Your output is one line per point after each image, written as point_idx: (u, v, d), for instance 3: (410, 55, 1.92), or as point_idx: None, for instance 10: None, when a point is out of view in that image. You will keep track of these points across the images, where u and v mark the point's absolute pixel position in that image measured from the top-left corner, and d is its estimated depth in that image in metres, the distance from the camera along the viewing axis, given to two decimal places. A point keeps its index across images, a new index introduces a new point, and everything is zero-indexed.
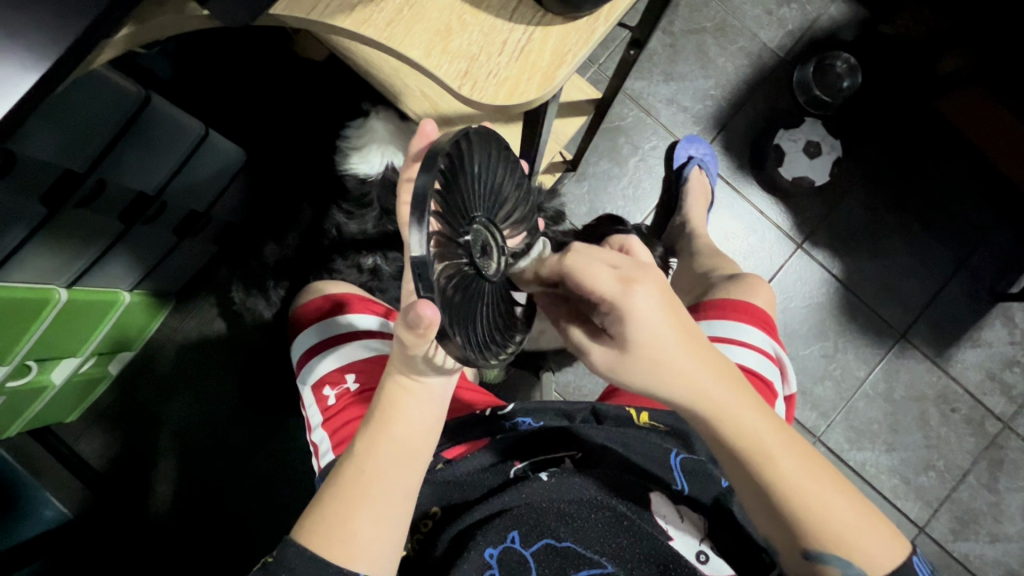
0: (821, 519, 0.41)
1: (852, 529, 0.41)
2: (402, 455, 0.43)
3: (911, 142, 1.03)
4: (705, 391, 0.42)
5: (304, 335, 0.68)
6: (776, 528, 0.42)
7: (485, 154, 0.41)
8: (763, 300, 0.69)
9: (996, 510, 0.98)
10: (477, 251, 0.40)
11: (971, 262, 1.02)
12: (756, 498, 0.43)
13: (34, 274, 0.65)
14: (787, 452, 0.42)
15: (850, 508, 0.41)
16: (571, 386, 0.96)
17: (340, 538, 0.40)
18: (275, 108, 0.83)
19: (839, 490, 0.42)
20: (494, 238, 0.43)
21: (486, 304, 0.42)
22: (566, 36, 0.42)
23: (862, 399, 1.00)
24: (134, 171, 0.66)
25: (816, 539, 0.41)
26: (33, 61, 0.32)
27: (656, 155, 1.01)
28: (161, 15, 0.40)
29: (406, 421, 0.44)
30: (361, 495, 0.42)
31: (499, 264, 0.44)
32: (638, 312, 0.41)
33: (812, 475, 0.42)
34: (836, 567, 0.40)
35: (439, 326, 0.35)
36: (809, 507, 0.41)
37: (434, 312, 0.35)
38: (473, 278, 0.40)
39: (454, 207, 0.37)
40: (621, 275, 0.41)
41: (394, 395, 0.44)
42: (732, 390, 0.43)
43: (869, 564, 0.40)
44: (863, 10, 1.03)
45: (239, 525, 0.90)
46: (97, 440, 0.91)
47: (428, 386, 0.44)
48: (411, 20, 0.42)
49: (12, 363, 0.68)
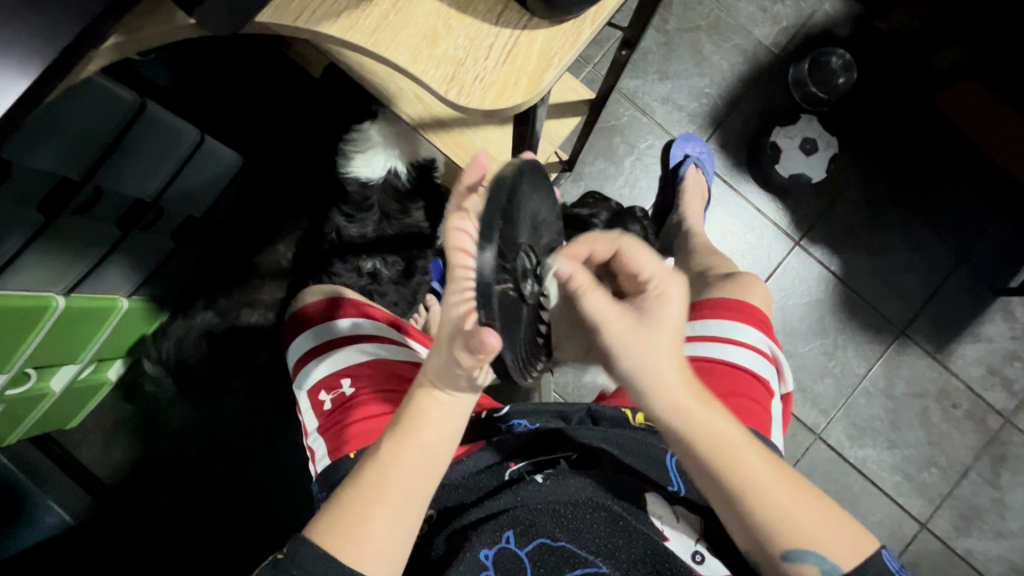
0: (790, 521, 0.41)
1: (818, 526, 0.41)
2: (427, 463, 0.43)
3: (908, 137, 1.02)
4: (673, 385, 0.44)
5: (300, 340, 0.68)
6: (748, 532, 0.43)
7: (532, 185, 0.42)
8: (758, 299, 0.69)
9: (999, 506, 0.97)
10: (521, 276, 0.41)
11: (970, 257, 1.02)
12: (725, 501, 0.43)
13: (33, 281, 0.65)
14: (756, 453, 0.43)
15: (816, 508, 0.42)
16: (571, 387, 0.96)
17: (353, 540, 0.40)
18: (275, 117, 0.84)
19: (806, 493, 0.43)
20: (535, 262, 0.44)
21: (526, 325, 0.43)
22: (553, 39, 0.42)
23: (863, 396, 0.99)
24: (128, 179, 0.66)
25: (786, 538, 0.41)
26: (17, 73, 0.32)
27: (653, 154, 1.01)
28: (148, 24, 0.40)
29: (434, 431, 0.43)
30: (378, 499, 0.41)
31: (538, 287, 0.44)
32: (666, 296, 0.45)
33: (778, 476, 0.43)
34: (813, 563, 0.41)
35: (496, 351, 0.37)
36: (778, 507, 0.42)
37: (496, 339, 0.36)
38: (518, 303, 0.40)
39: (508, 231, 0.39)
40: (667, 266, 0.46)
41: (425, 405, 0.43)
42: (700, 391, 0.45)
43: (840, 559, 0.41)
44: (859, 6, 1.02)
45: (241, 529, 0.90)
46: (99, 445, 0.92)
47: (460, 400, 0.44)
48: (397, 26, 0.42)
49: (12, 370, 0.69)
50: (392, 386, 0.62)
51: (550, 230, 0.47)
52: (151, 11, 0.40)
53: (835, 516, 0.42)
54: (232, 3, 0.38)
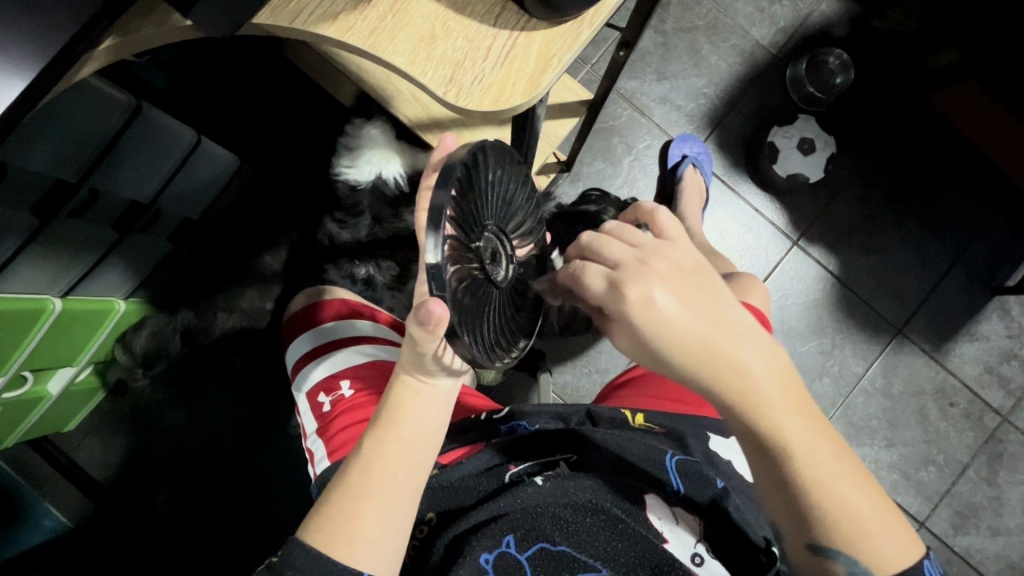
0: (844, 519, 0.39)
1: (872, 529, 0.39)
2: (410, 455, 0.43)
3: (905, 137, 1.03)
4: (754, 381, 0.38)
5: (299, 342, 0.68)
6: (789, 518, 0.40)
7: (500, 167, 0.42)
8: (758, 300, 0.69)
9: (996, 504, 0.98)
10: (487, 257, 0.41)
11: (967, 256, 1.02)
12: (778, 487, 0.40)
13: (27, 283, 0.65)
14: (822, 449, 0.39)
15: (872, 505, 0.39)
16: (570, 387, 0.96)
17: (345, 538, 0.40)
18: (279, 123, 0.87)
19: (864, 487, 0.39)
20: (502, 246, 0.44)
21: (495, 309, 0.42)
22: (551, 41, 0.42)
23: (861, 395, 0.99)
24: (125, 180, 0.66)
25: (829, 534, 0.39)
26: (13, 76, 0.32)
27: (650, 154, 1.01)
28: (143, 26, 0.40)
29: (415, 423, 0.44)
30: (363, 495, 0.41)
31: (508, 271, 0.44)
32: (655, 319, 0.37)
33: (844, 464, 0.40)
34: (843, 563, 0.39)
35: (449, 325, 0.36)
36: (833, 503, 0.39)
37: (443, 309, 0.35)
38: (484, 284, 0.40)
39: (470, 210, 0.38)
40: (615, 279, 0.38)
41: (403, 398, 0.44)
42: (781, 378, 0.39)
43: (880, 565, 0.38)
44: (856, 6, 1.02)
45: (239, 530, 0.90)
46: (96, 448, 0.91)
47: (436, 388, 0.45)
48: (395, 27, 0.41)
49: (8, 374, 0.68)
50: None
51: (526, 217, 0.47)
52: (146, 13, 0.40)
53: (890, 516, 0.40)
54: (229, 5, 0.38)
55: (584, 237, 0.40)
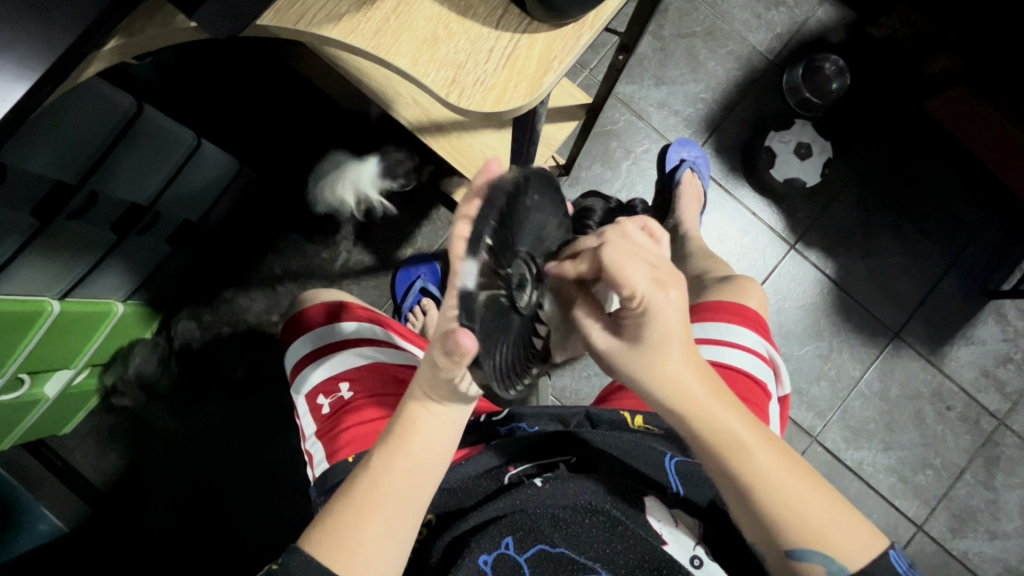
0: (800, 518, 0.39)
1: (830, 525, 0.39)
2: (417, 472, 0.43)
3: (901, 142, 1.04)
4: (690, 388, 0.41)
5: (298, 344, 0.68)
6: (754, 527, 0.41)
7: (536, 194, 0.41)
8: (755, 302, 0.70)
9: (993, 507, 0.98)
10: (514, 284, 0.40)
11: (962, 261, 1.03)
12: (736, 497, 0.41)
13: (24, 285, 0.64)
14: (766, 450, 0.41)
15: (827, 501, 0.40)
16: (568, 390, 0.96)
17: (346, 550, 0.40)
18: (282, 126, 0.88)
19: (813, 482, 0.41)
20: (530, 268, 0.42)
21: (516, 336, 0.41)
22: (552, 43, 0.42)
23: (858, 398, 1.00)
24: (125, 180, 0.66)
25: (792, 536, 0.39)
26: (18, 75, 0.32)
27: (648, 159, 1.01)
28: (148, 27, 0.40)
29: (427, 442, 0.44)
30: (368, 509, 0.41)
31: (533, 295, 0.43)
32: (667, 315, 0.40)
33: (787, 465, 0.41)
34: (818, 563, 0.39)
35: (475, 353, 0.35)
36: (788, 499, 0.40)
37: (472, 342, 0.34)
38: (509, 311, 0.39)
39: (506, 239, 0.38)
40: (656, 275, 0.40)
41: (416, 416, 0.44)
42: (714, 386, 0.42)
43: (849, 560, 0.39)
44: (851, 12, 1.03)
45: (237, 534, 0.90)
46: (92, 452, 0.91)
47: (453, 411, 0.44)
48: (398, 29, 0.42)
49: (6, 375, 0.67)
50: (390, 390, 0.62)
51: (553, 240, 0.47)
52: (152, 15, 0.40)
53: (846, 509, 0.40)
54: (233, 5, 0.38)
55: (608, 248, 0.40)
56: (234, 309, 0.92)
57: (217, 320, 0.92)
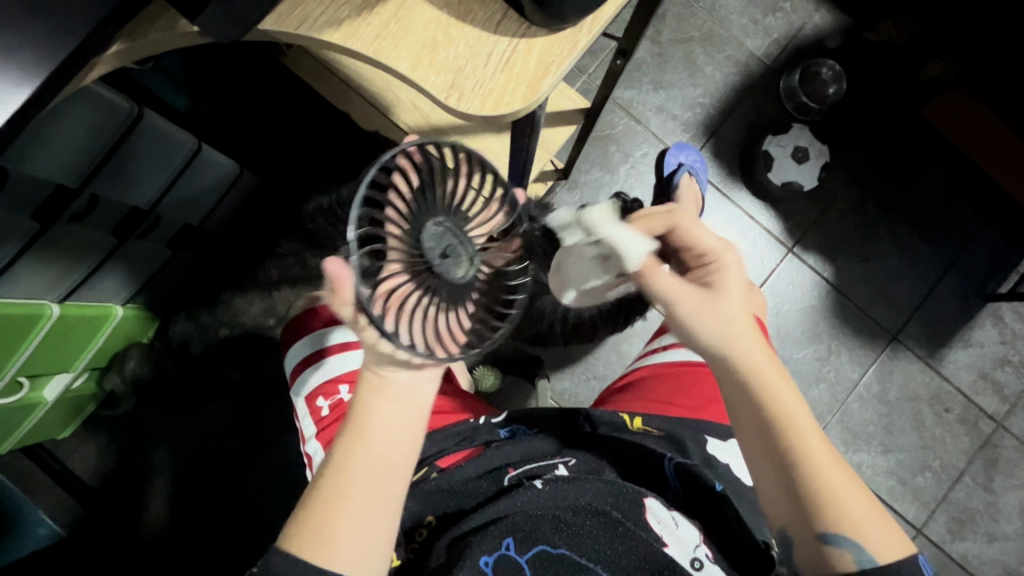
0: (838, 502, 0.41)
1: (865, 516, 0.40)
2: (378, 454, 0.43)
3: (898, 146, 1.04)
4: (762, 372, 0.46)
5: (298, 347, 0.67)
6: (791, 508, 0.42)
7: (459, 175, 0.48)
8: (754, 305, 0.70)
9: (993, 510, 0.98)
10: (432, 251, 0.45)
11: (959, 264, 1.03)
12: (781, 479, 0.43)
13: (25, 288, 0.65)
14: (821, 440, 0.43)
15: (866, 499, 0.42)
16: (567, 394, 0.96)
17: (318, 541, 0.40)
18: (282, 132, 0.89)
19: (856, 483, 0.42)
20: (462, 244, 0.47)
21: (439, 302, 0.44)
22: (550, 47, 0.43)
23: (857, 401, 1.00)
24: (124, 185, 0.66)
25: (830, 518, 0.41)
26: (24, 78, 0.32)
27: (647, 162, 1.02)
28: (151, 32, 0.40)
29: (384, 423, 0.44)
30: (331, 498, 0.41)
31: (468, 269, 0.46)
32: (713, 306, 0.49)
33: (838, 460, 0.43)
34: (848, 551, 0.40)
35: (348, 281, 0.42)
36: (829, 485, 0.41)
37: (337, 268, 0.42)
38: (423, 272, 0.44)
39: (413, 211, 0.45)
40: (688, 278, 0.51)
41: (369, 395, 0.44)
42: (783, 378, 0.46)
43: (878, 550, 0.39)
44: (848, 18, 1.04)
45: (235, 537, 0.89)
46: (91, 455, 0.91)
47: (399, 382, 0.45)
48: (398, 34, 0.42)
49: (5, 378, 0.68)
50: None
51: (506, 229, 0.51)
52: (155, 20, 0.40)
53: (883, 513, 0.41)
54: (233, 9, 0.38)
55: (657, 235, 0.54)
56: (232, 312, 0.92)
57: (216, 321, 0.91)
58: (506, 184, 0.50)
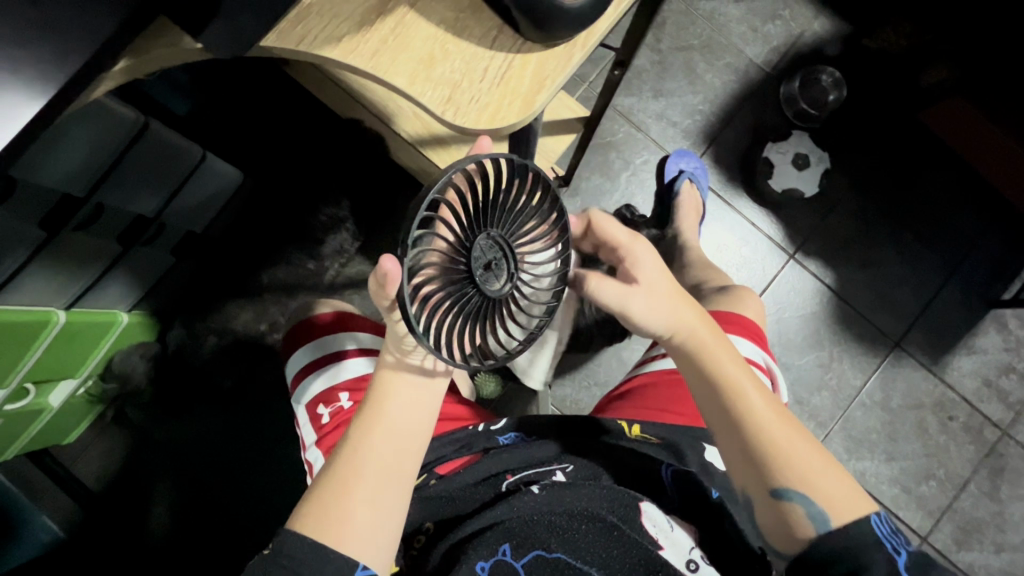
0: (785, 459, 0.45)
1: (812, 471, 0.44)
2: (394, 445, 0.44)
3: (899, 153, 1.04)
4: (698, 334, 0.50)
5: (298, 354, 0.68)
6: (744, 469, 0.46)
7: (518, 183, 0.45)
8: (753, 312, 0.70)
9: (999, 519, 0.97)
10: (478, 262, 0.43)
11: (963, 270, 1.03)
12: (731, 439, 0.47)
13: (31, 296, 0.65)
14: (762, 398, 0.48)
15: (812, 453, 0.45)
16: (568, 400, 0.96)
17: (332, 521, 0.41)
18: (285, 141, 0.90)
19: (803, 439, 0.46)
20: (507, 261, 0.45)
21: (473, 313, 0.43)
22: (545, 62, 0.43)
23: (860, 408, 0.99)
24: (131, 194, 0.67)
25: (780, 476, 0.44)
26: (30, 95, 0.32)
27: (647, 170, 1.02)
28: (154, 48, 0.41)
29: (399, 406, 0.45)
30: (348, 479, 0.42)
31: (506, 286, 0.45)
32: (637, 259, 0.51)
33: (780, 417, 0.47)
34: (800, 506, 0.43)
35: (398, 282, 0.40)
36: (776, 446, 0.45)
37: (393, 267, 0.39)
38: (467, 283, 0.42)
39: (472, 215, 0.43)
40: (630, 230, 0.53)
41: (385, 380, 0.46)
42: (716, 337, 0.51)
43: (828, 504, 0.43)
44: (848, 25, 1.04)
45: (239, 542, 0.90)
46: (95, 460, 0.92)
47: (419, 380, 0.47)
48: (395, 50, 0.43)
49: (11, 385, 0.68)
50: None
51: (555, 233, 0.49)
52: (157, 36, 0.41)
53: (829, 464, 0.45)
54: (235, 24, 0.39)
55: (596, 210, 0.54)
56: (223, 318, 0.91)
57: (206, 329, 0.90)
58: (563, 207, 0.47)
